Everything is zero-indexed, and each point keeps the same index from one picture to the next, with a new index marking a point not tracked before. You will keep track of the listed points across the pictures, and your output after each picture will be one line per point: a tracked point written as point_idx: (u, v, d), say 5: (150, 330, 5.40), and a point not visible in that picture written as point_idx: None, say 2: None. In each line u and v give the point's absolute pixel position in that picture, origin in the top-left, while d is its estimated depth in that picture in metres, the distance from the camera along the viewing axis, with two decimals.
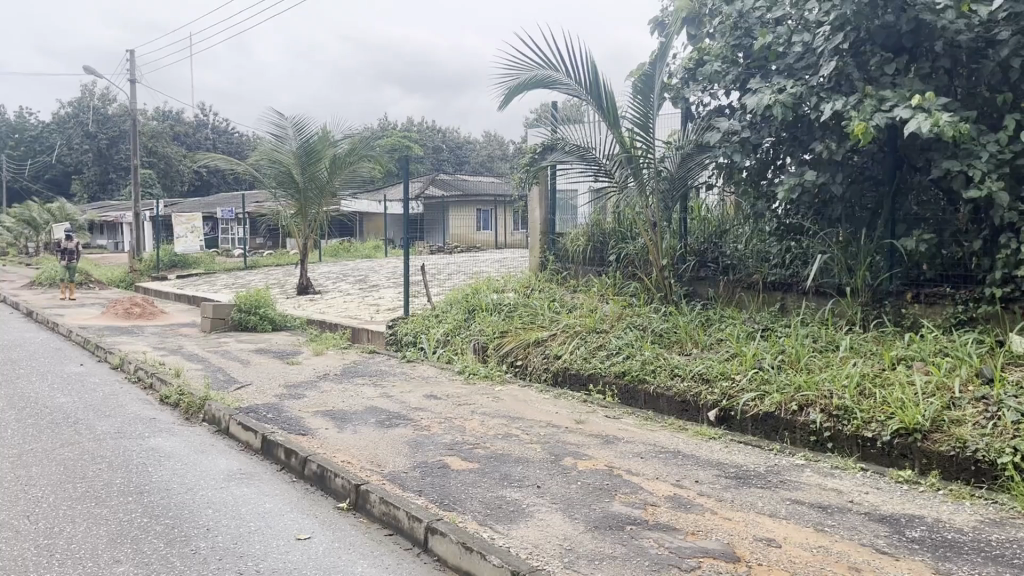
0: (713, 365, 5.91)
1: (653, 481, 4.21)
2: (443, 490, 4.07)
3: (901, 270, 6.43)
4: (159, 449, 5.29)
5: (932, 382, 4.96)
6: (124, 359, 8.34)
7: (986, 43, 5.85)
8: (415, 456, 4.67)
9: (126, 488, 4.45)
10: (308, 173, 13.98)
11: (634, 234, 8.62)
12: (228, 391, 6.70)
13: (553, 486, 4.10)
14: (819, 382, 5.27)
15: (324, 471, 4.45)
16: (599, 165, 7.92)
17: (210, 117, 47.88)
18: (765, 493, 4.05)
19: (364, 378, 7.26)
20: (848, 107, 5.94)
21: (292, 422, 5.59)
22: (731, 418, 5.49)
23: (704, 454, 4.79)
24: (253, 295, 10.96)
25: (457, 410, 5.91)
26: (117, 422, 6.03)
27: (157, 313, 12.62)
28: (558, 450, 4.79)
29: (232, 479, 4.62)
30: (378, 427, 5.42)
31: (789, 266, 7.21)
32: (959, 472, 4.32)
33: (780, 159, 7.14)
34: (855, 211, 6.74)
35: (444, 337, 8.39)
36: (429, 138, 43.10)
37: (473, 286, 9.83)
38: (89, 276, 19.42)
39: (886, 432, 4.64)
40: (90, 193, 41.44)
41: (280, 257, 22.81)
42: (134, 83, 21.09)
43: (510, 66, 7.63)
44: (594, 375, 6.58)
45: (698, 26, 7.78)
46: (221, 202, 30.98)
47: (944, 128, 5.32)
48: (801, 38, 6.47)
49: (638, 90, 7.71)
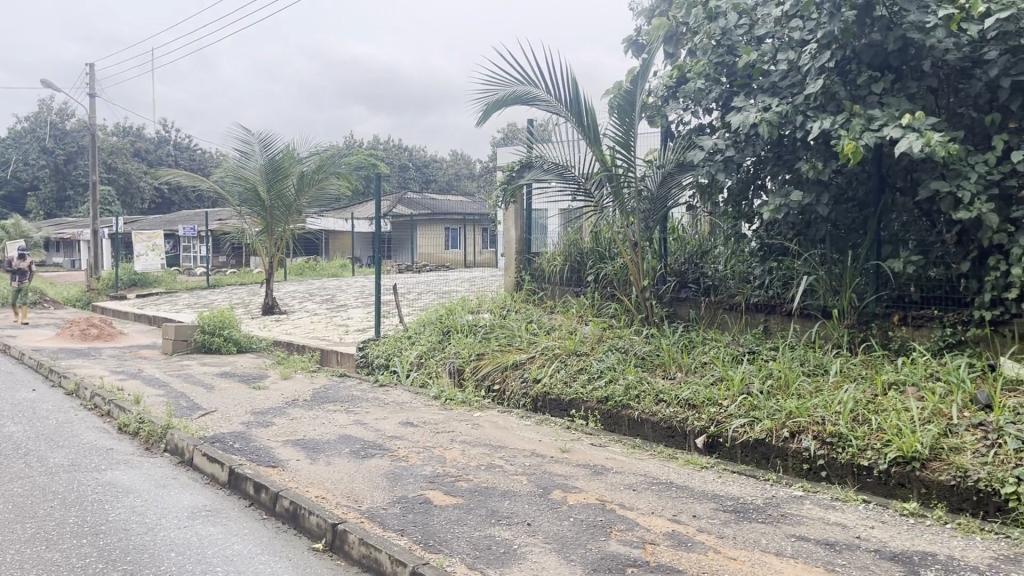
0: (699, 391, 5.70)
1: (649, 516, 3.99)
2: (426, 529, 3.80)
3: (887, 292, 6.31)
4: (116, 483, 4.93)
5: (928, 408, 4.79)
6: (79, 386, 7.91)
7: (973, 62, 5.79)
8: (395, 491, 4.40)
9: (79, 529, 4.10)
10: (274, 190, 13.63)
11: (611, 254, 8.44)
12: (191, 418, 6.34)
13: (543, 524, 3.86)
14: (810, 409, 5.08)
15: (297, 508, 4.15)
16: (578, 184, 7.75)
17: (172, 134, 47.05)
18: (768, 529, 3.84)
19: (335, 404, 6.95)
20: (835, 126, 5.81)
21: (261, 453, 5.27)
22: (721, 445, 5.30)
23: (698, 486, 4.58)
24: (217, 316, 10.57)
25: (435, 439, 5.64)
26: (70, 453, 5.66)
27: (115, 335, 12.14)
28: (545, 483, 4.54)
29: (197, 517, 4.30)
30: (353, 458, 5.13)
31: (770, 287, 7.09)
32: (961, 502, 4.17)
33: (761, 178, 7.00)
34: (839, 232, 6.63)
35: (418, 359, 8.11)
36: (395, 157, 42.84)
37: (446, 306, 9.57)
38: (43, 297, 18.76)
39: (883, 460, 4.47)
40: (46, 210, 40.39)
41: (243, 276, 22.29)
42: (93, 97, 20.62)
43: (488, 82, 7.45)
44: (575, 401, 6.35)
45: (675, 44, 7.69)
46: (182, 220, 30.35)
47: (936, 148, 5.21)
48: (786, 56, 6.35)
49: (616, 108, 7.46)
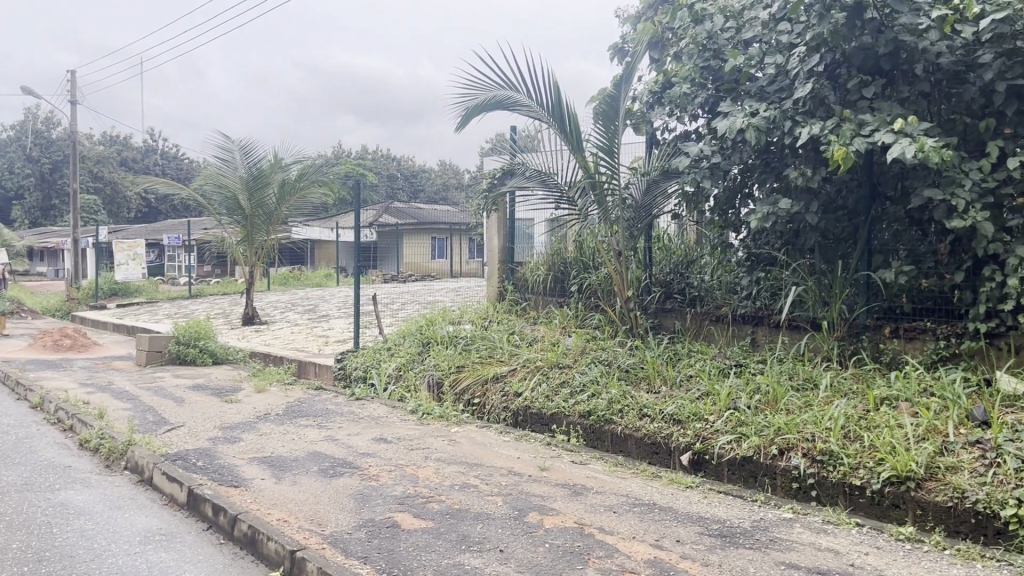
0: (685, 405, 5.47)
1: (629, 542, 3.75)
2: (391, 556, 3.55)
3: (878, 304, 6.12)
4: (69, 505, 4.66)
5: (922, 425, 4.58)
6: (44, 399, 7.61)
7: (966, 66, 5.62)
8: (361, 513, 4.14)
9: (22, 556, 3.82)
10: (254, 199, 13.37)
11: (596, 263, 8.20)
12: (156, 434, 6.06)
13: (517, 550, 3.62)
14: (800, 425, 4.86)
15: (255, 533, 3.90)
16: (561, 191, 7.54)
17: (159, 142, 46.64)
18: (756, 556, 3.61)
19: (308, 419, 6.68)
20: (825, 132, 5.62)
21: (225, 472, 5.01)
22: (706, 463, 5.07)
23: (682, 507, 4.35)
24: (192, 326, 10.31)
25: (409, 456, 5.39)
26: (25, 471, 5.37)
27: (89, 346, 11.82)
28: (522, 504, 4.29)
29: (149, 543, 4.03)
30: (321, 477, 4.88)
31: (758, 298, 6.90)
32: (958, 525, 3.96)
33: (748, 186, 6.82)
34: (829, 241, 6.43)
35: (396, 371, 7.87)
36: (383, 167, 42.65)
37: (427, 317, 9.32)
38: (21, 308, 18.41)
39: (876, 480, 4.26)
40: (30, 219, 39.92)
41: (226, 286, 22.00)
42: (74, 104, 20.36)
43: (470, 86, 7.23)
44: (556, 415, 6.12)
45: (661, 50, 7.53)
46: (167, 229, 30.06)
47: (929, 154, 5.02)
48: (774, 60, 6.17)
49: (600, 114, 7.25)
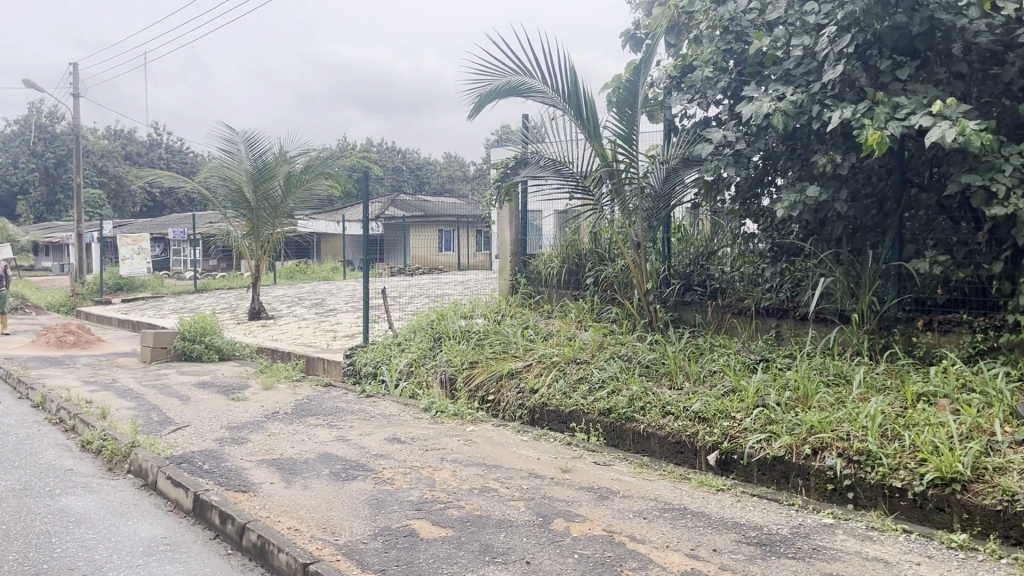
0: (710, 402, 5.23)
1: (662, 551, 3.52)
2: (410, 569, 3.33)
3: (910, 295, 5.86)
4: (69, 512, 4.44)
5: (965, 423, 4.32)
6: (45, 398, 7.41)
7: (1005, 46, 5.39)
8: (377, 521, 3.93)
9: (18, 569, 3.61)
10: (260, 191, 13.10)
11: (613, 255, 7.98)
12: (159, 436, 5.84)
13: (544, 562, 3.40)
14: (834, 423, 4.61)
15: (265, 544, 3.68)
16: (576, 181, 7.24)
17: (164, 136, 46.53)
18: (799, 567, 3.38)
19: (317, 418, 6.46)
20: (857, 115, 5.32)
21: (232, 475, 4.78)
22: (735, 463, 4.83)
23: (715, 513, 4.12)
24: (198, 322, 10.10)
25: (424, 457, 5.17)
26: (24, 476, 5.15)
27: (93, 342, 11.65)
28: (545, 510, 4.07)
29: (153, 553, 3.81)
30: (333, 480, 4.66)
31: (781, 290, 6.66)
32: (1008, 530, 3.71)
33: (771, 174, 6.59)
34: (857, 230, 6.19)
35: (407, 367, 7.63)
36: (388, 160, 42.38)
37: (438, 311, 9.08)
38: (26, 303, 18.28)
39: (918, 482, 4.00)
40: (36, 213, 39.87)
41: (231, 280, 21.83)
42: (77, 97, 20.17)
43: (482, 71, 6.97)
44: (574, 413, 5.89)
45: (677, 35, 7.21)
46: (171, 224, 29.90)
47: (971, 137, 4.76)
48: (802, 42, 5.82)
49: (618, 101, 7.00)
